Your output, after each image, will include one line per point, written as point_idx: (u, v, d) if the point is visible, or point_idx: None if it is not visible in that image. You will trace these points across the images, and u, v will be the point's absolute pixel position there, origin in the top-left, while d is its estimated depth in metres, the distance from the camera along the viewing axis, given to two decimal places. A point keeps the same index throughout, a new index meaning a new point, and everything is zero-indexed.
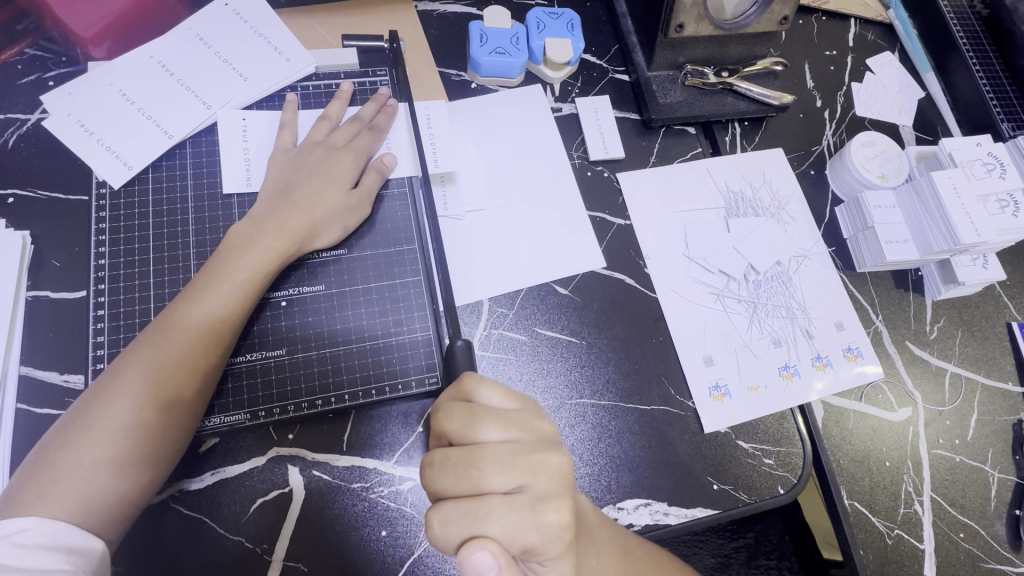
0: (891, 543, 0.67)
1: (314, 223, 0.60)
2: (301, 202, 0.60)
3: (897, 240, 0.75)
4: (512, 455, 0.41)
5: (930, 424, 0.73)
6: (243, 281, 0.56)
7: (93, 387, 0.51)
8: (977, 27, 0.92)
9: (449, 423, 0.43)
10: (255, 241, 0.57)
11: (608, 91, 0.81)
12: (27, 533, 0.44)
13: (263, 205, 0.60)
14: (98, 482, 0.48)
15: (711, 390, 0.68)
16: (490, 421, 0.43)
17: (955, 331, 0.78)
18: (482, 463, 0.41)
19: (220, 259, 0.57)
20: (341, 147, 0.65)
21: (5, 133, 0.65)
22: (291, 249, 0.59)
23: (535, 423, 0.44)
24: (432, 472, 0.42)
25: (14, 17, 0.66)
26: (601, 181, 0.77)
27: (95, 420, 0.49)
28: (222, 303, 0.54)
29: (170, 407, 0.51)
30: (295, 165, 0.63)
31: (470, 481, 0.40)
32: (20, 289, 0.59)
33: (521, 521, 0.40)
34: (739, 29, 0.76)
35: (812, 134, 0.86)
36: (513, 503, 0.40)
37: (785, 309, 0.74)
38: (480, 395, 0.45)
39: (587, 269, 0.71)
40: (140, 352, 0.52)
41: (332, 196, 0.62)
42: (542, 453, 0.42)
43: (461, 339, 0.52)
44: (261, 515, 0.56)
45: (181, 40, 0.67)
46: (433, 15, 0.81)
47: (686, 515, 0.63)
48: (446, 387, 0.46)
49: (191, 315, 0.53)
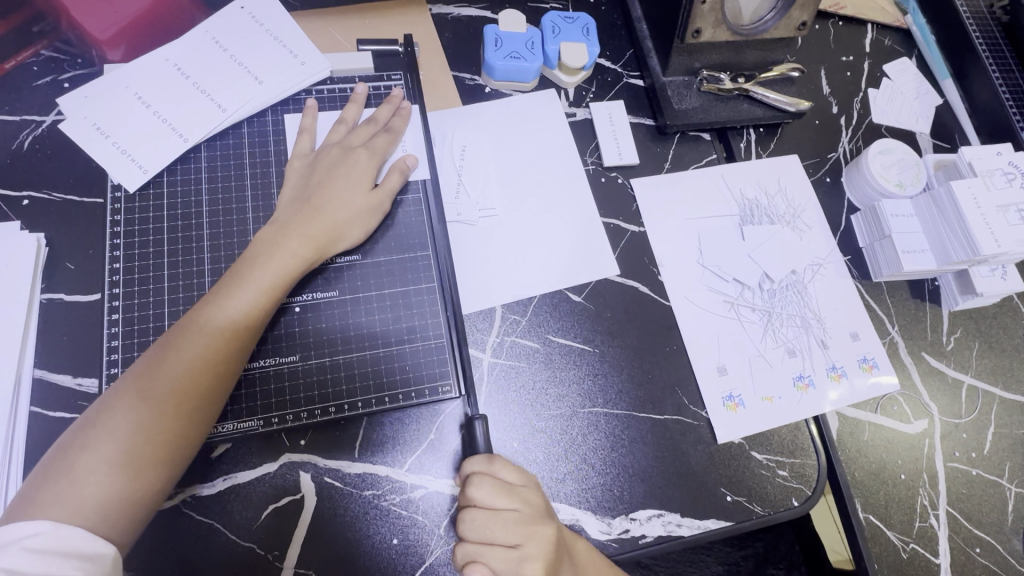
0: (906, 557, 0.66)
1: (335, 226, 0.60)
2: (325, 205, 0.60)
3: (914, 249, 0.74)
4: (515, 523, 0.51)
5: (947, 437, 0.72)
6: (266, 286, 0.56)
7: (115, 387, 0.51)
8: (996, 33, 0.91)
9: (470, 487, 0.52)
10: (278, 247, 0.57)
11: (623, 96, 0.81)
12: (38, 538, 0.43)
13: (284, 209, 0.61)
14: (115, 486, 0.48)
15: (725, 401, 0.67)
16: (503, 492, 0.52)
17: (972, 343, 0.77)
18: (491, 532, 0.51)
19: (245, 261, 0.57)
20: (356, 147, 0.65)
21: (20, 135, 0.65)
22: (315, 255, 0.59)
23: (541, 497, 0.53)
24: (456, 526, 0.52)
25: (30, 19, 0.67)
26: (615, 187, 0.76)
27: (115, 422, 0.49)
28: (245, 306, 0.55)
29: (189, 410, 0.51)
30: (312, 169, 0.63)
31: (481, 536, 0.51)
32: (35, 292, 0.59)
33: (517, 575, 0.50)
34: (756, 35, 0.76)
35: (828, 140, 0.85)
36: (514, 559, 0.50)
37: (800, 318, 0.73)
38: (501, 469, 0.53)
39: (601, 276, 0.71)
40: (163, 354, 0.52)
41: (351, 197, 0.62)
42: (540, 529, 0.51)
43: (479, 414, 0.57)
44: (273, 521, 0.56)
45: (196, 44, 0.67)
46: (447, 18, 0.81)
47: (699, 526, 0.62)
48: (475, 455, 0.54)
49: (214, 318, 0.53)
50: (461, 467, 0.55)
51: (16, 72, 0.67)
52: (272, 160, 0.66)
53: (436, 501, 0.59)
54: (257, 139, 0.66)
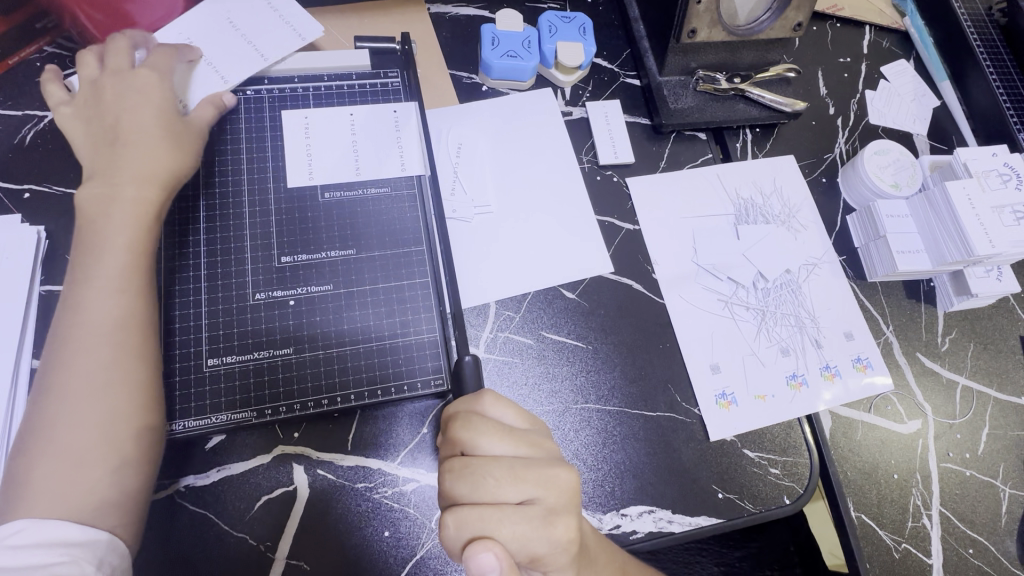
0: (899, 557, 0.66)
1: (130, 160, 0.57)
2: (127, 139, 0.58)
3: (908, 250, 0.74)
4: (524, 468, 0.44)
5: (941, 437, 0.72)
6: (88, 254, 0.54)
7: (43, 383, 0.51)
8: (993, 36, 0.91)
9: (463, 432, 0.45)
10: (98, 211, 0.56)
11: (619, 96, 0.81)
12: (20, 535, 0.45)
13: (94, 154, 0.58)
14: (80, 474, 0.48)
15: (718, 399, 0.68)
16: (502, 435, 0.46)
17: (967, 344, 0.77)
18: (498, 475, 0.43)
19: (82, 241, 0.55)
20: (143, 67, 0.62)
21: (22, 129, 0.66)
22: (157, 199, 0.57)
23: (546, 442, 0.48)
24: (450, 477, 0.44)
25: (33, 16, 0.68)
26: (611, 186, 0.77)
27: (47, 419, 0.49)
28: (105, 290, 0.53)
29: (117, 386, 0.51)
30: (108, 94, 0.60)
31: (484, 492, 0.43)
32: (34, 283, 0.60)
33: (532, 531, 0.42)
34: (751, 35, 0.76)
35: (824, 141, 0.85)
36: (526, 513, 0.43)
37: (793, 317, 0.73)
38: (495, 410, 0.48)
39: (595, 273, 0.71)
40: (81, 336, 0.52)
41: (146, 129, 0.59)
42: (555, 468, 0.45)
43: (469, 354, 0.53)
44: (267, 513, 0.56)
45: (210, 20, 0.68)
46: (445, 17, 0.81)
47: (690, 523, 0.62)
48: (462, 396, 0.48)
49: (87, 307, 0.52)
50: (447, 414, 0.48)
51: (19, 68, 0.68)
52: (268, 156, 0.67)
53: (428, 495, 0.59)
54: (255, 134, 0.67)
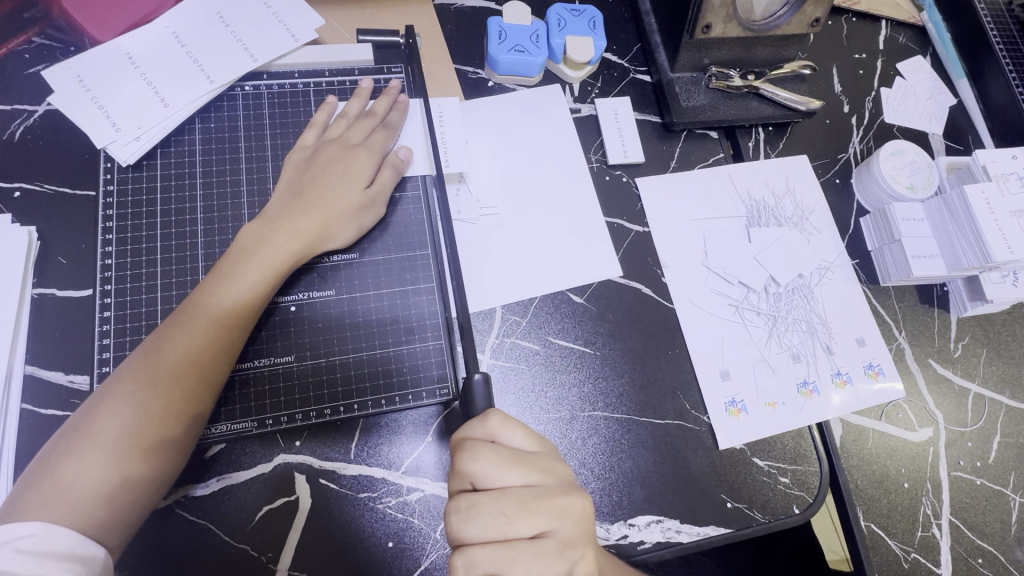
0: (908, 567, 0.65)
1: (330, 223, 0.59)
2: (317, 201, 0.59)
3: (924, 254, 0.72)
4: (536, 502, 0.43)
5: (953, 445, 0.71)
6: (225, 273, 0.55)
7: (119, 373, 0.51)
8: (1013, 32, 0.88)
9: (472, 466, 0.44)
10: (267, 242, 0.56)
11: (629, 92, 0.79)
12: (30, 539, 0.43)
13: (275, 203, 0.60)
14: (103, 484, 0.47)
15: (728, 406, 0.66)
16: (512, 466, 0.44)
17: (980, 351, 0.76)
18: (510, 512, 0.42)
19: (220, 264, 0.56)
20: (357, 144, 0.63)
21: (12, 124, 0.63)
22: (303, 250, 0.58)
23: (557, 465, 0.47)
24: (458, 517, 0.43)
25: (21, 5, 0.65)
26: (620, 186, 0.74)
27: (101, 421, 0.48)
28: (225, 306, 0.53)
29: (181, 404, 0.50)
30: (309, 163, 0.62)
31: (496, 530, 0.42)
32: (27, 285, 0.58)
33: (548, 567, 0.42)
34: (768, 30, 0.74)
35: (838, 140, 0.83)
36: (541, 549, 0.42)
37: (805, 323, 0.72)
38: (503, 435, 0.46)
39: (604, 277, 0.69)
40: (169, 334, 0.52)
41: (346, 193, 0.60)
42: (567, 497, 0.44)
43: (479, 372, 0.50)
44: (267, 523, 0.55)
45: (200, 16, 0.66)
46: (451, 9, 0.79)
47: (699, 533, 0.61)
48: (471, 420, 0.46)
49: (199, 315, 0.52)
50: (453, 441, 0.46)
51: (8, 59, 0.66)
52: (268, 155, 0.65)
53: (433, 505, 0.58)
54: (253, 131, 0.65)
